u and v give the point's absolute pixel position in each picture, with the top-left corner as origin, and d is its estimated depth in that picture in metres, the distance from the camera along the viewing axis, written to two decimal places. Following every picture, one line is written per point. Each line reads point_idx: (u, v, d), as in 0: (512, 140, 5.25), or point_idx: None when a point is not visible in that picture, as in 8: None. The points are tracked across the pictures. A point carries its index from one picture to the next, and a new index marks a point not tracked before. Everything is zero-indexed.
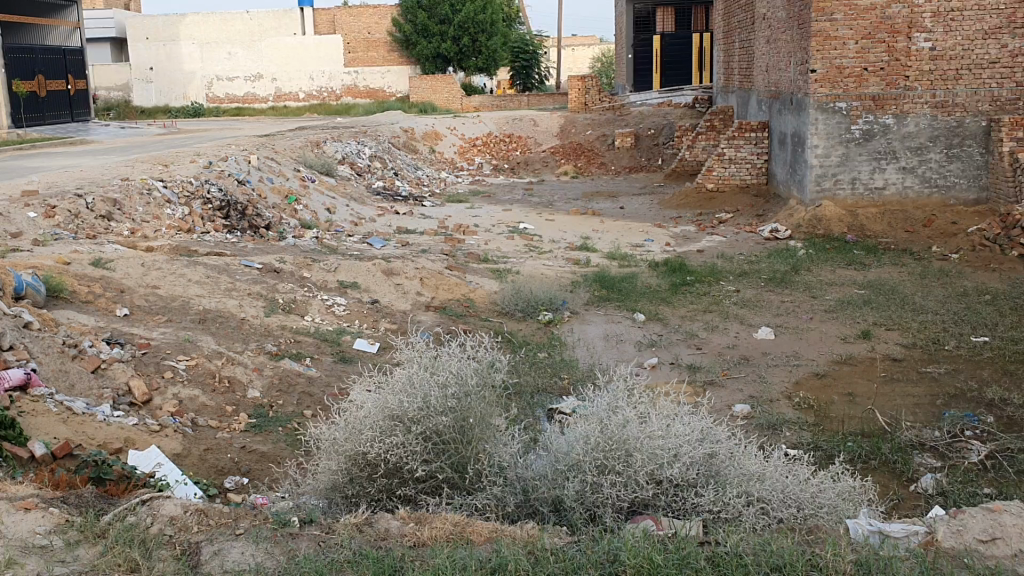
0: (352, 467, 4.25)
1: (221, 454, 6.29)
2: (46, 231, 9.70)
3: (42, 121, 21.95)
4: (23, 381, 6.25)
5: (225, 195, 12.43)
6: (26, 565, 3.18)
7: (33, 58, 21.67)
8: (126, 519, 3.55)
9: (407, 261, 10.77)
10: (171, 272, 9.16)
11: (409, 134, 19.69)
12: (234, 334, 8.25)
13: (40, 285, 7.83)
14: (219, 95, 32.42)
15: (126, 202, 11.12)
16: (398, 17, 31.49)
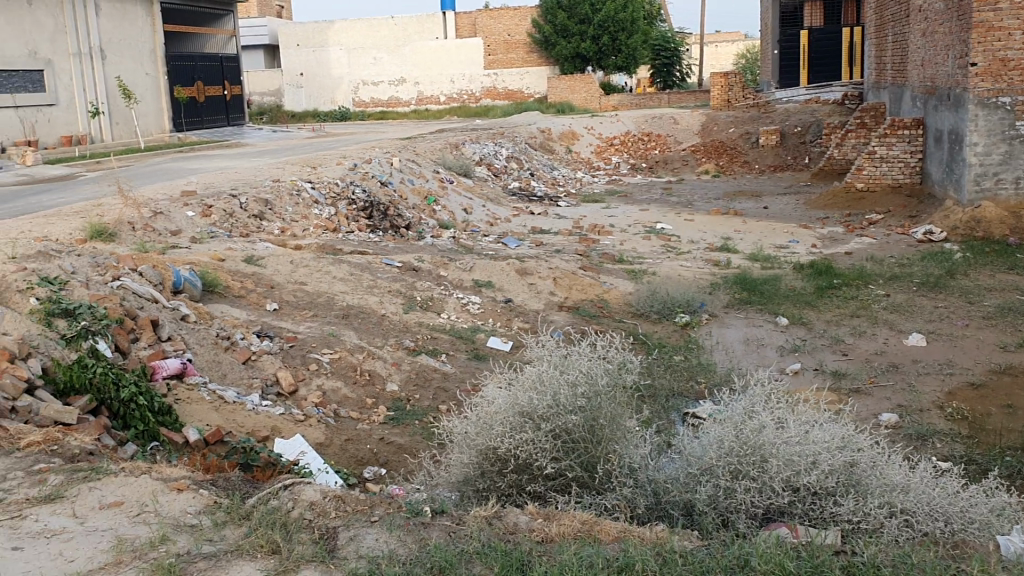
0: (484, 461, 4.32)
1: (361, 445, 6.50)
2: (203, 229, 10.28)
3: (200, 124, 23.34)
4: (180, 370, 6.71)
5: (369, 196, 12.86)
6: (177, 542, 3.35)
7: (194, 66, 23.01)
8: (269, 503, 3.69)
9: (542, 261, 10.84)
10: (317, 269, 9.54)
11: (546, 135, 19.80)
12: (374, 329, 8.53)
13: (197, 279, 8.31)
14: (365, 99, 33.55)
15: (277, 202, 11.66)
16: (538, 18, 31.58)
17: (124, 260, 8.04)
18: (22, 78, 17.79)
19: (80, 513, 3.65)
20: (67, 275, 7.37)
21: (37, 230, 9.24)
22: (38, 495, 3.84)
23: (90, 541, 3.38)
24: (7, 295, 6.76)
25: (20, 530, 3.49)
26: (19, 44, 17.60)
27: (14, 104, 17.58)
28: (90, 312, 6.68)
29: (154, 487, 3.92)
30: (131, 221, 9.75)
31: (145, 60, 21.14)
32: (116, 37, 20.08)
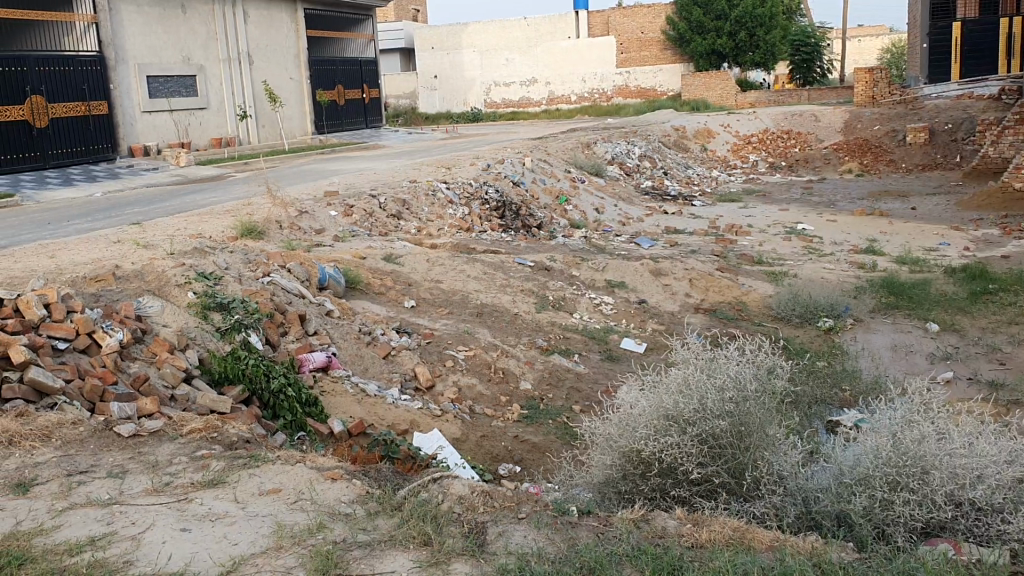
0: (625, 463, 4.27)
1: (497, 442, 6.55)
2: (345, 228, 10.61)
3: (340, 127, 24.19)
4: (325, 363, 6.96)
5: (502, 196, 12.99)
6: (334, 530, 3.46)
7: (335, 70, 23.82)
8: (419, 495, 3.77)
9: (677, 261, 10.68)
10: (452, 267, 9.69)
11: (680, 133, 19.53)
12: (508, 327, 8.61)
13: (340, 277, 8.59)
14: (496, 100, 34.02)
15: (414, 202, 11.92)
16: (673, 15, 31.13)
17: (273, 258, 8.38)
18: (177, 83, 18.71)
19: (241, 498, 3.82)
20: (222, 270, 7.73)
21: (192, 228, 9.73)
22: (202, 480, 4.04)
23: (251, 526, 3.52)
24: (167, 288, 7.13)
25: (187, 512, 3.68)
26: (175, 51, 18.57)
27: (169, 108, 18.51)
28: (242, 306, 7.02)
29: (308, 475, 4.06)
30: (279, 220, 10.15)
31: (289, 64, 21.99)
32: (262, 43, 21.02)
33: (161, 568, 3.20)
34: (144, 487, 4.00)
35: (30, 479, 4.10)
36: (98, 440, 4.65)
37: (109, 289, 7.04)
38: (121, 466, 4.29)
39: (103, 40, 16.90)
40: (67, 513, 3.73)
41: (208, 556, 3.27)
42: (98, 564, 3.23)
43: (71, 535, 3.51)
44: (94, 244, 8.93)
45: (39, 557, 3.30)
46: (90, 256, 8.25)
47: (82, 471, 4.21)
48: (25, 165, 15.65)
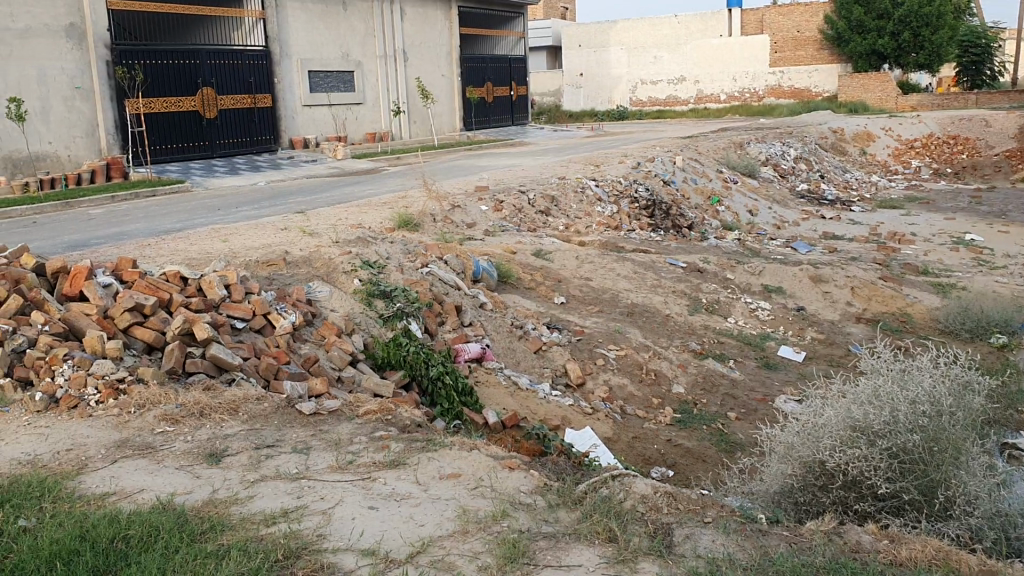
0: (806, 473, 4.14)
1: (649, 444, 6.47)
2: (495, 223, 10.71)
3: (488, 124, 24.57)
4: (480, 354, 7.03)
5: (652, 195, 12.84)
6: (517, 518, 3.51)
7: (485, 67, 24.16)
8: (599, 492, 3.78)
9: (837, 268, 10.27)
10: (603, 265, 9.64)
11: (838, 135, 18.94)
12: (660, 328, 8.50)
13: (493, 270, 8.68)
14: (642, 99, 33.92)
15: (563, 199, 11.93)
16: (833, 13, 29.77)
17: (430, 249, 8.53)
18: (336, 78, 19.36)
19: (422, 481, 3.92)
20: (383, 259, 7.92)
21: (352, 218, 10.03)
22: (384, 460, 4.17)
23: (436, 509, 3.61)
24: (335, 275, 7.36)
25: (373, 491, 3.80)
26: (335, 47, 19.21)
27: (328, 102, 19.18)
28: (403, 295, 7.18)
29: (485, 464, 4.14)
30: (433, 213, 10.32)
31: (441, 61, 22.44)
32: (417, 40, 21.52)
33: (354, 545, 3.30)
34: (328, 463, 4.15)
35: (222, 450, 4.30)
36: (282, 416, 4.85)
37: (280, 274, 7.33)
38: (304, 442, 4.45)
39: (269, 35, 17.67)
40: (258, 484, 3.89)
41: (398, 536, 3.37)
42: (294, 535, 3.35)
43: (265, 506, 3.66)
44: (262, 231, 9.31)
45: (239, 525, 3.45)
46: (259, 241, 8.61)
47: (269, 445, 4.39)
48: (194, 154, 16.55)
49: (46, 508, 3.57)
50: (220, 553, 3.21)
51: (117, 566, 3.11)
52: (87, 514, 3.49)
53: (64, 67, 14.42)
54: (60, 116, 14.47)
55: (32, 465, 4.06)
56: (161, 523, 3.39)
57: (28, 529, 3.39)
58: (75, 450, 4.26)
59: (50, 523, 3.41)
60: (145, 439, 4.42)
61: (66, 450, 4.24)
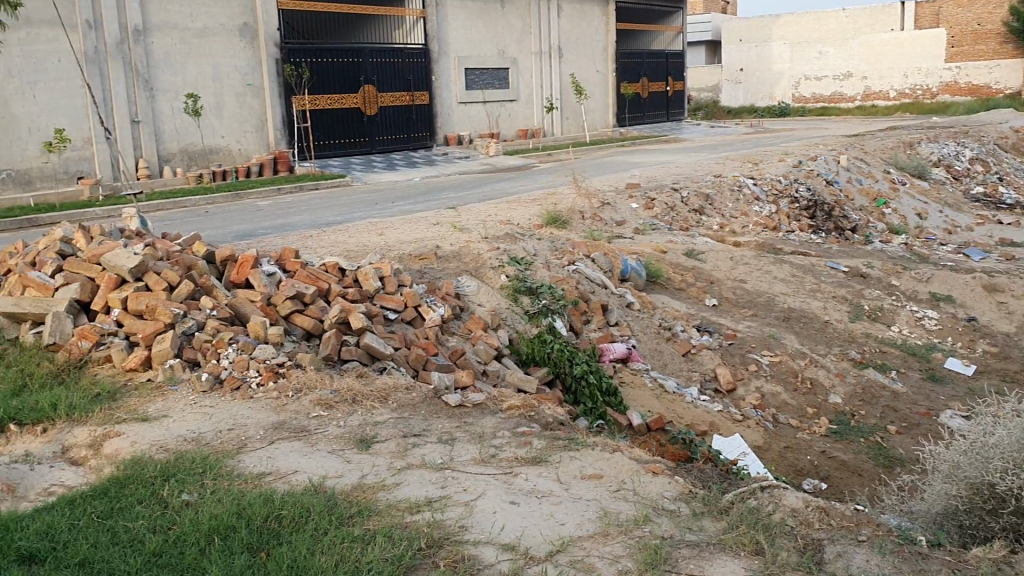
0: (973, 496, 3.86)
1: (802, 455, 6.22)
2: (646, 221, 10.56)
3: (642, 120, 24.36)
4: (625, 355, 6.97)
5: (813, 195, 12.36)
6: (660, 524, 3.44)
7: (641, 63, 23.93)
8: (747, 502, 3.67)
9: (1015, 278, 9.57)
10: (758, 268, 9.35)
11: (1020, 135, 17.72)
12: (817, 335, 8.18)
13: (642, 269, 8.58)
14: (805, 95, 32.77)
15: (718, 198, 11.66)
16: (1019, 4, 27.77)
17: (579, 246, 8.50)
18: (492, 75, 19.62)
19: (564, 480, 3.90)
20: (531, 256, 7.95)
21: (503, 214, 10.12)
22: (526, 457, 4.18)
23: (577, 508, 3.58)
24: (483, 271, 7.44)
25: (515, 486, 3.82)
26: (492, 45, 19.48)
27: (483, 99, 19.47)
28: (550, 292, 7.19)
29: (629, 466, 4.08)
30: (582, 210, 10.28)
31: (597, 57, 22.39)
32: (573, 36, 21.55)
33: (495, 538, 3.32)
34: (472, 456, 4.20)
35: (372, 437, 4.42)
36: (429, 406, 4.95)
37: (431, 268, 7.48)
38: (450, 433, 4.52)
39: (429, 33, 18.09)
40: (405, 472, 3.98)
41: (538, 532, 3.37)
42: (437, 525, 3.41)
43: (410, 494, 3.73)
44: (416, 225, 9.53)
45: (385, 512, 3.53)
46: (412, 235, 8.82)
47: (416, 434, 4.48)
48: (355, 150, 17.16)
49: (207, 484, 3.77)
50: (366, 538, 3.30)
51: (270, 544, 3.25)
52: (243, 493, 3.66)
53: (236, 65, 15.23)
54: (233, 111, 15.28)
55: (196, 443, 4.29)
56: (312, 505, 3.51)
57: (191, 504, 3.59)
58: (235, 430, 4.47)
59: (210, 499, 3.59)
60: (301, 422, 4.60)
61: (229, 429, 4.47)
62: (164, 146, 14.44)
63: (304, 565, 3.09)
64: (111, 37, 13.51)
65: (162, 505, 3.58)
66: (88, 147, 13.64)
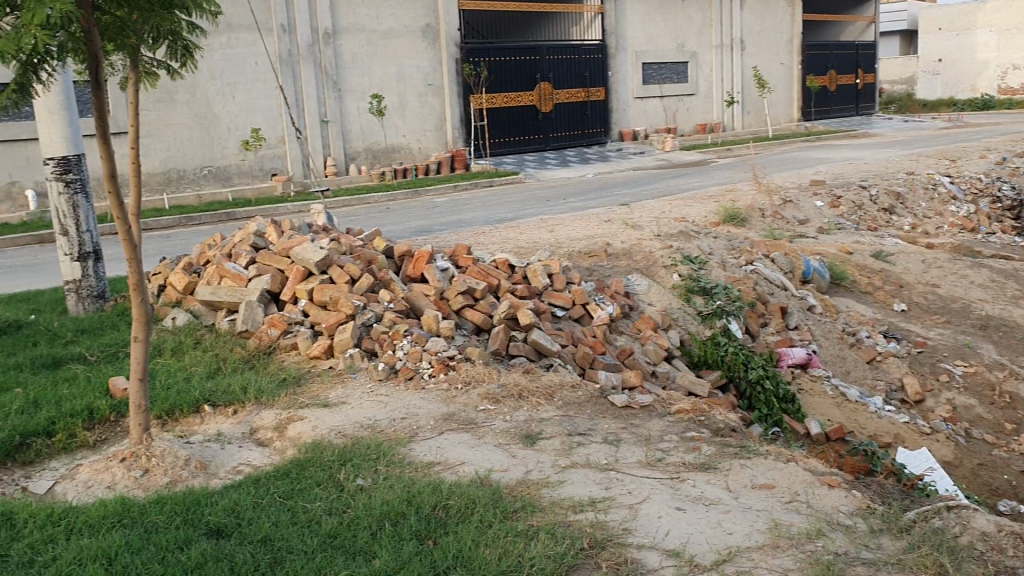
0: None
1: (997, 474, 5.78)
2: (830, 220, 10.10)
3: (829, 114, 23.32)
4: (804, 360, 6.69)
5: (1019, 194, 11.71)
6: (834, 539, 3.29)
7: (829, 54, 22.92)
8: (931, 523, 3.45)
9: None
10: (953, 271, 8.75)
11: None
12: (1018, 346, 7.57)
13: (825, 270, 8.21)
14: (1013, 86, 30.45)
15: (910, 196, 11.01)
16: None
17: (757, 246, 8.23)
18: (670, 70, 19.35)
19: (733, 488, 3.79)
20: (706, 254, 7.76)
21: (678, 211, 9.94)
22: (694, 462, 4.08)
23: (746, 518, 3.47)
24: (655, 269, 7.33)
25: (681, 492, 3.74)
26: (671, 39, 19.22)
27: (661, 94, 19.21)
28: (725, 292, 7.01)
29: (803, 477, 3.92)
30: (762, 208, 9.93)
31: (781, 50, 21.62)
32: (756, 29, 20.92)
33: (659, 543, 3.27)
34: (638, 458, 4.15)
35: (537, 433, 4.45)
36: (595, 406, 4.93)
37: (602, 266, 7.45)
38: (616, 434, 4.48)
39: (607, 28, 18.07)
40: (569, 470, 3.98)
41: (704, 540, 3.29)
42: (600, 526, 3.38)
43: (574, 493, 3.73)
44: (588, 222, 9.51)
45: (549, 509, 3.53)
46: (583, 233, 8.81)
47: (581, 433, 4.48)
48: (530, 146, 17.37)
49: (380, 470, 3.90)
50: (530, 533, 3.32)
51: (437, 533, 3.33)
52: (413, 480, 3.77)
53: (419, 65, 15.74)
54: (415, 110, 15.79)
55: (371, 430, 4.46)
56: (479, 497, 3.57)
57: (364, 488, 3.73)
58: (407, 419, 4.61)
59: (382, 485, 3.72)
60: (469, 414, 4.69)
61: (401, 418, 4.62)
62: (350, 145, 15.10)
63: (469, 556, 3.15)
64: (304, 40, 14.28)
65: (338, 488, 3.74)
66: (281, 146, 14.47)
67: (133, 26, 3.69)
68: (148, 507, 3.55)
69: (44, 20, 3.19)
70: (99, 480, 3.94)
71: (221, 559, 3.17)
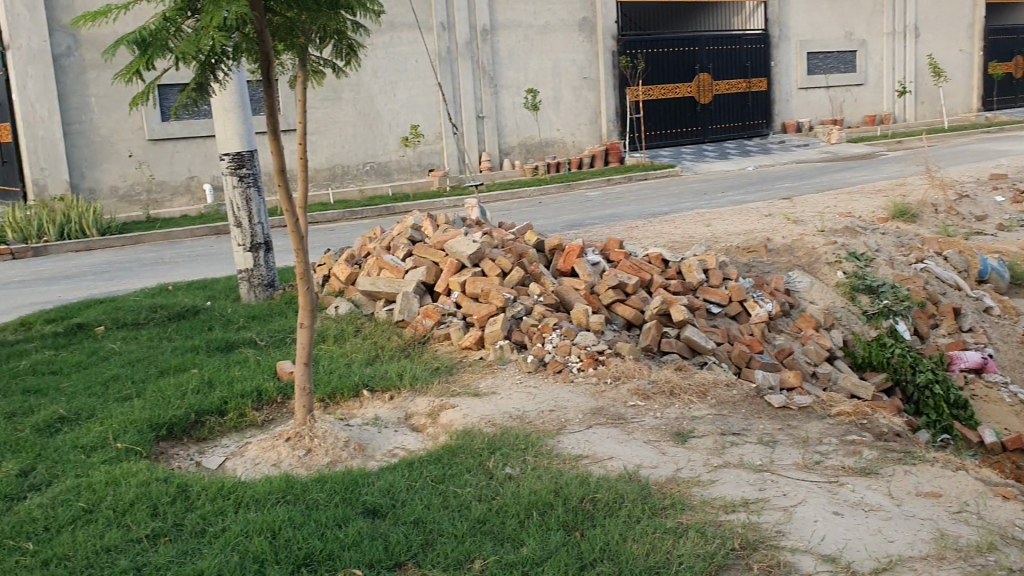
0: None
1: None
2: (1012, 216, 9.44)
3: (1014, 103, 21.77)
4: (979, 365, 6.26)
5: None
6: (1007, 555, 3.10)
7: (1014, 39, 21.41)
8: None
9: None
10: None
11: None
12: None
13: (1005, 271, 7.75)
14: None
15: None
16: None
17: (929, 243, 7.80)
18: (837, 59, 18.58)
19: (896, 495, 3.62)
20: (873, 251, 7.41)
21: (842, 206, 9.54)
22: (854, 466, 3.92)
23: (910, 526, 3.31)
24: (817, 266, 7.05)
25: (839, 496, 3.59)
26: (838, 27, 18.47)
27: (827, 84, 18.46)
28: (892, 291, 6.67)
29: (974, 487, 3.70)
30: (935, 203, 9.38)
31: (960, 35, 20.29)
32: (933, 14, 19.73)
33: (814, 547, 3.15)
34: (794, 460, 4.02)
35: (689, 431, 4.37)
36: (750, 405, 4.80)
37: (760, 262, 7.22)
38: (771, 435, 4.35)
39: (770, 18, 17.57)
40: (721, 470, 3.89)
41: (863, 547, 3.16)
42: (752, 527, 3.29)
43: (726, 493, 3.65)
44: (746, 217, 9.26)
45: (699, 507, 3.47)
46: (741, 227, 8.60)
47: (735, 432, 4.37)
48: (687, 139, 17.09)
49: (529, 460, 3.95)
50: (679, 530, 3.27)
51: (584, 525, 3.33)
52: (562, 473, 3.79)
53: (575, 59, 15.77)
54: (570, 105, 15.83)
55: (521, 421, 4.51)
56: (628, 492, 3.55)
57: (513, 477, 3.78)
58: (557, 411, 4.64)
59: (531, 474, 3.76)
60: (619, 410, 4.67)
61: (550, 411, 4.65)
62: (505, 140, 15.29)
63: (616, 550, 3.14)
64: (462, 37, 14.59)
65: (488, 475, 3.81)
66: (438, 142, 14.81)
67: (301, 26, 3.88)
68: (310, 485, 3.73)
69: (221, 22, 3.39)
70: (266, 458, 4.16)
71: (376, 538, 3.29)
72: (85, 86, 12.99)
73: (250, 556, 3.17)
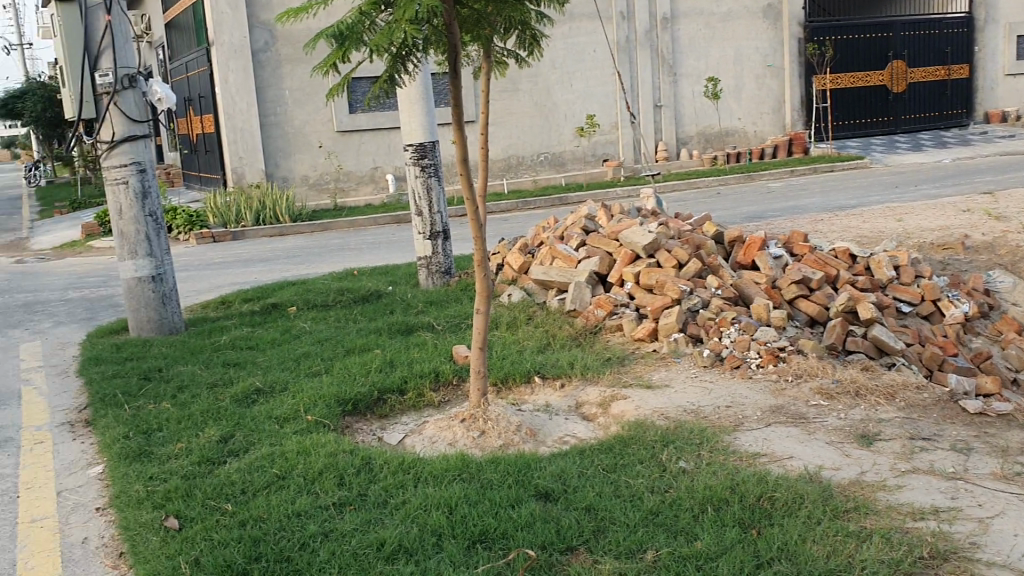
0: None
1: None
2: None
3: None
4: None
5: None
6: None
7: None
8: None
9: None
10: None
11: None
12: None
13: None
14: None
15: None
16: None
17: None
18: None
19: None
20: None
21: None
22: None
23: None
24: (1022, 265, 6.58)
25: None
26: None
27: None
28: None
29: None
30: None
31: None
32: None
33: (1014, 563, 2.96)
34: (992, 470, 3.77)
35: (875, 434, 4.18)
36: (943, 410, 4.54)
37: (958, 259, 6.80)
38: (966, 442, 4.10)
39: None
40: (909, 475, 3.70)
41: None
42: (943, 536, 3.12)
43: (914, 499, 3.47)
44: (943, 211, 8.74)
45: (884, 513, 3.32)
46: (936, 222, 8.11)
47: (925, 437, 4.14)
48: (878, 129, 16.28)
49: (703, 455, 3.89)
50: (863, 535, 3.14)
51: (761, 523, 3.25)
52: (738, 469, 3.71)
53: (758, 46, 15.33)
54: (751, 93, 15.40)
55: (695, 415, 4.45)
56: (808, 493, 3.44)
57: (687, 471, 3.74)
58: (733, 407, 4.55)
59: (705, 469, 3.71)
60: (799, 408, 4.52)
61: (726, 406, 4.56)
62: (683, 129, 15.07)
63: (795, 550, 3.05)
64: (642, 26, 14.46)
65: (660, 467, 3.79)
66: (614, 132, 14.78)
67: (488, 18, 3.97)
68: (485, 465, 3.83)
69: (413, 15, 3.52)
70: (443, 437, 4.29)
71: (548, 520, 3.34)
72: (281, 80, 13.79)
73: (428, 529, 3.30)
